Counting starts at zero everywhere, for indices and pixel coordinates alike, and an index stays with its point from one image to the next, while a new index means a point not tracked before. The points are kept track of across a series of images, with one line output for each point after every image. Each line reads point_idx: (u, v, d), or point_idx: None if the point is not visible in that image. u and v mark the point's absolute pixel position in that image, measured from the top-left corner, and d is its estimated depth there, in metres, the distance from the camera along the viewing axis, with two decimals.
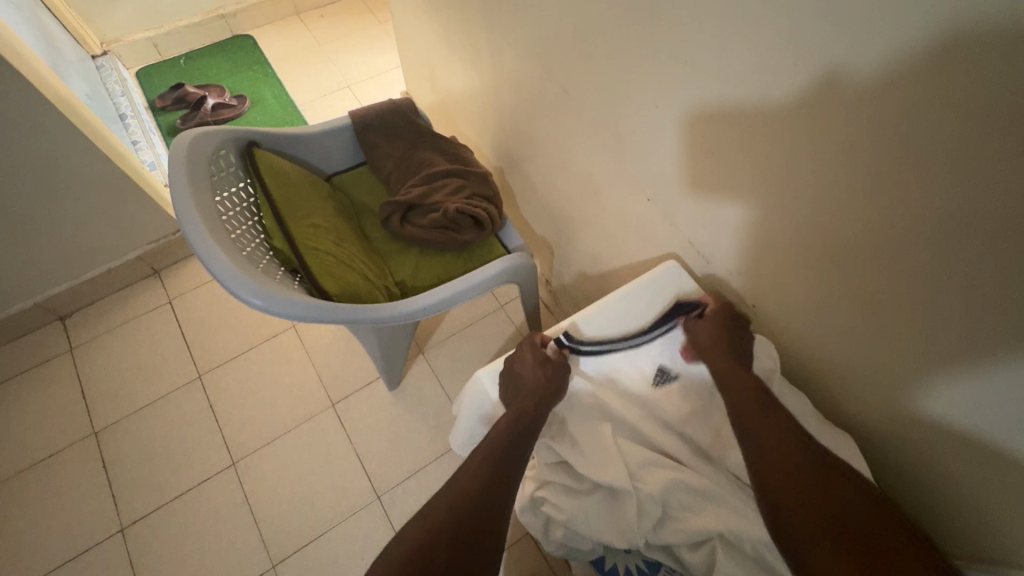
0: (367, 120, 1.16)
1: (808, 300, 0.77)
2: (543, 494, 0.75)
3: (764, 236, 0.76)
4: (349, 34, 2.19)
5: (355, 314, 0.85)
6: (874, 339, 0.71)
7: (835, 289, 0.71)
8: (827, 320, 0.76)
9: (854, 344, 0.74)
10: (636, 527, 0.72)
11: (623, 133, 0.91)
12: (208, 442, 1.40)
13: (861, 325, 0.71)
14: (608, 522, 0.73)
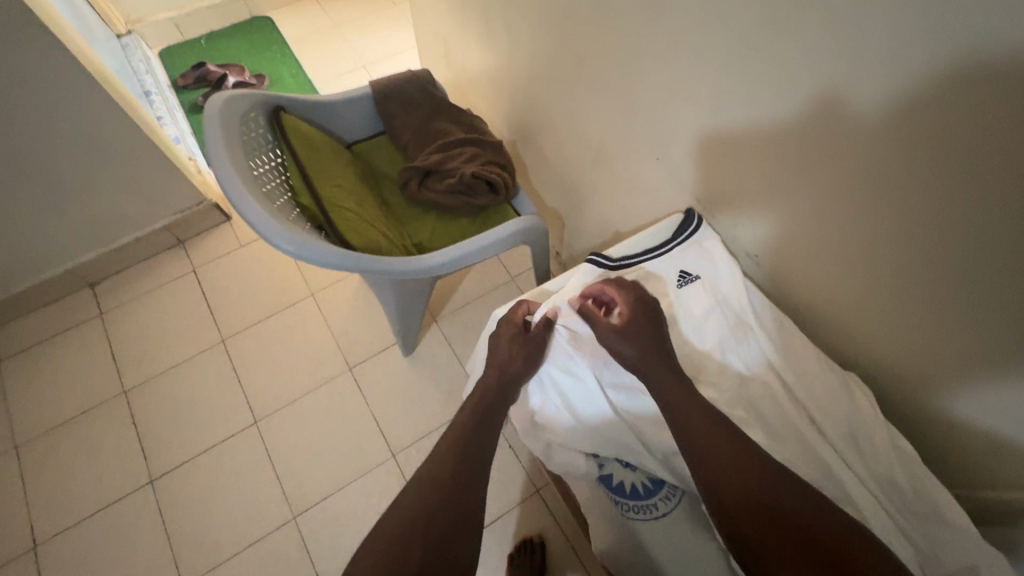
0: (386, 90, 1.21)
1: (840, 281, 0.77)
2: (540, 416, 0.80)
3: (797, 213, 0.76)
4: (365, 16, 2.23)
5: (378, 265, 0.90)
6: (909, 324, 0.71)
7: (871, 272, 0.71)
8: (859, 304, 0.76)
9: (887, 328, 0.74)
10: (625, 432, 0.77)
11: (633, 97, 0.94)
12: (232, 403, 1.47)
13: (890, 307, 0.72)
14: (604, 430, 0.78)
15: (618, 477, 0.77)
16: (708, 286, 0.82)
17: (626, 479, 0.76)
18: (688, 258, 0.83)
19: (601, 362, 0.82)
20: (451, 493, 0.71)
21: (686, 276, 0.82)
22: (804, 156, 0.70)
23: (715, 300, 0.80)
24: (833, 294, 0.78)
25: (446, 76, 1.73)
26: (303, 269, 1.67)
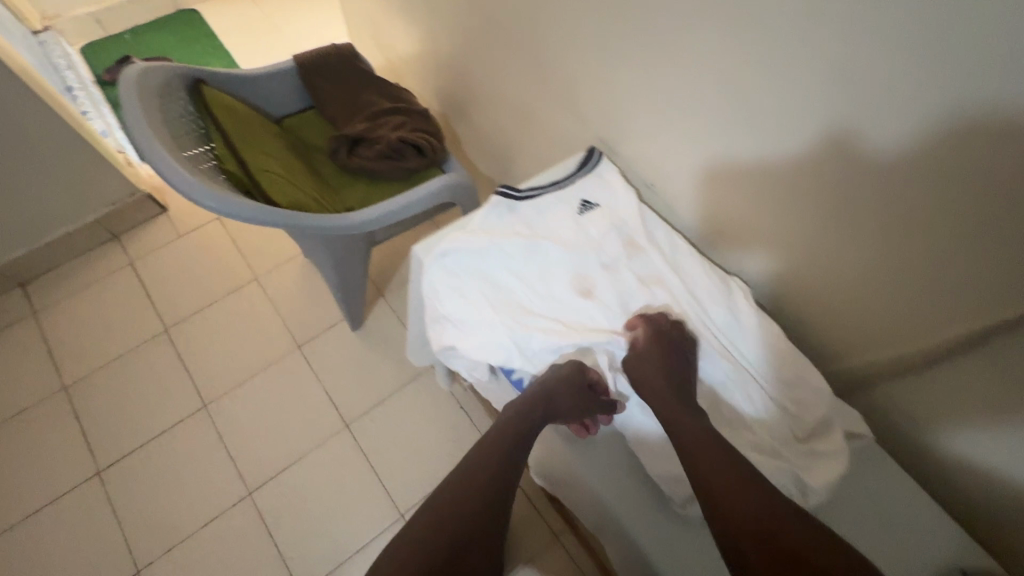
0: (310, 63, 1.23)
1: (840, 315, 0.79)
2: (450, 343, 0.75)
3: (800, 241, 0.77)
4: (297, 6, 2.23)
5: (304, 222, 0.96)
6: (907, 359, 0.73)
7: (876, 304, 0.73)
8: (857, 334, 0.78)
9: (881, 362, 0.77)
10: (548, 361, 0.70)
11: (542, 50, 1.00)
12: (179, 390, 1.46)
13: (894, 343, 0.74)
14: (491, 334, 0.72)
15: (525, 376, 0.71)
16: (607, 212, 0.82)
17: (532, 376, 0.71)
18: (588, 188, 0.84)
19: (519, 293, 0.75)
20: (464, 536, 0.67)
21: (586, 204, 0.82)
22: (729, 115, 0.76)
23: (611, 222, 0.81)
24: (715, 214, 0.88)
25: (376, 57, 1.76)
26: (245, 254, 1.67)
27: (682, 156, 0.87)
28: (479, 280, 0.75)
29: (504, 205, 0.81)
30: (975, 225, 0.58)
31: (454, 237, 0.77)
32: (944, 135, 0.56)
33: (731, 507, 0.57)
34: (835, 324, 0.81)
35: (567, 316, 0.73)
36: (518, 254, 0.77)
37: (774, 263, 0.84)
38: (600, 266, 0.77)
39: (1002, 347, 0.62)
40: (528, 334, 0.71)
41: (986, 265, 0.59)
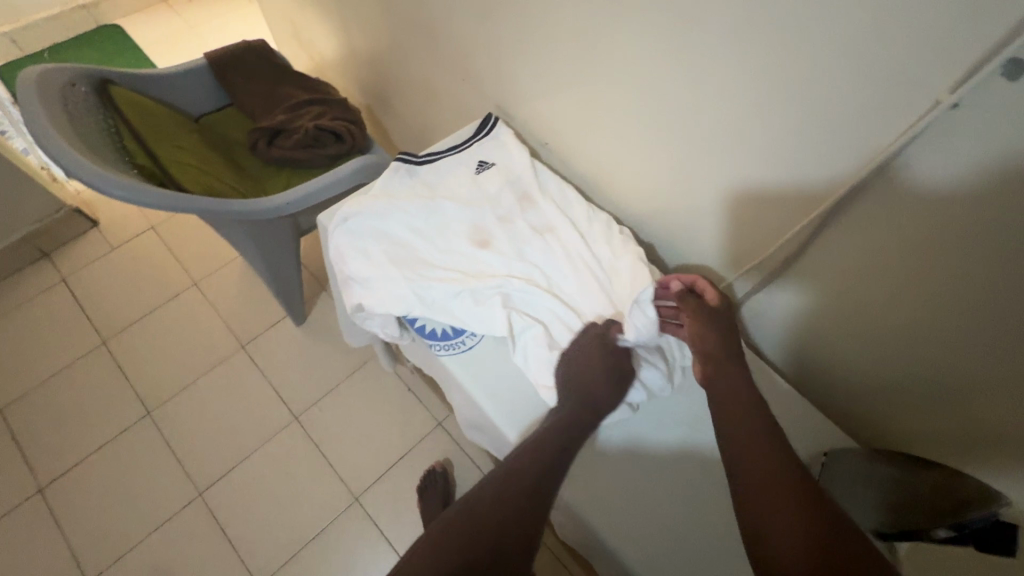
0: (223, 61, 1.26)
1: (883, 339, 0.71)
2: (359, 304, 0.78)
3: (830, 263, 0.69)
4: (221, 14, 2.23)
5: (218, 208, 1.00)
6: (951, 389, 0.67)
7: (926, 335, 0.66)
8: (897, 359, 0.71)
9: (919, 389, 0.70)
10: (449, 309, 0.75)
11: (437, 29, 1.05)
12: (122, 400, 1.45)
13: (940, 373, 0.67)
14: (395, 289, 0.76)
15: (429, 323, 0.76)
16: (503, 169, 0.87)
17: (436, 322, 0.76)
18: (486, 150, 0.89)
19: (420, 251, 0.79)
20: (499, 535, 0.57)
21: (483, 164, 0.88)
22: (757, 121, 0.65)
23: (507, 179, 0.86)
24: (594, 163, 0.91)
25: (299, 57, 1.78)
26: (182, 261, 1.66)
27: (558, 109, 0.90)
28: (382, 241, 0.80)
29: (404, 169, 0.85)
30: (777, 137, 0.64)
31: (355, 202, 0.81)
32: (735, 63, 0.62)
33: (757, 474, 0.54)
34: (706, 256, 0.85)
35: (465, 267, 0.78)
36: (417, 214, 0.81)
37: (649, 204, 0.87)
38: (496, 219, 0.82)
39: (824, 246, 0.69)
40: (429, 285, 0.75)
41: (792, 174, 0.65)
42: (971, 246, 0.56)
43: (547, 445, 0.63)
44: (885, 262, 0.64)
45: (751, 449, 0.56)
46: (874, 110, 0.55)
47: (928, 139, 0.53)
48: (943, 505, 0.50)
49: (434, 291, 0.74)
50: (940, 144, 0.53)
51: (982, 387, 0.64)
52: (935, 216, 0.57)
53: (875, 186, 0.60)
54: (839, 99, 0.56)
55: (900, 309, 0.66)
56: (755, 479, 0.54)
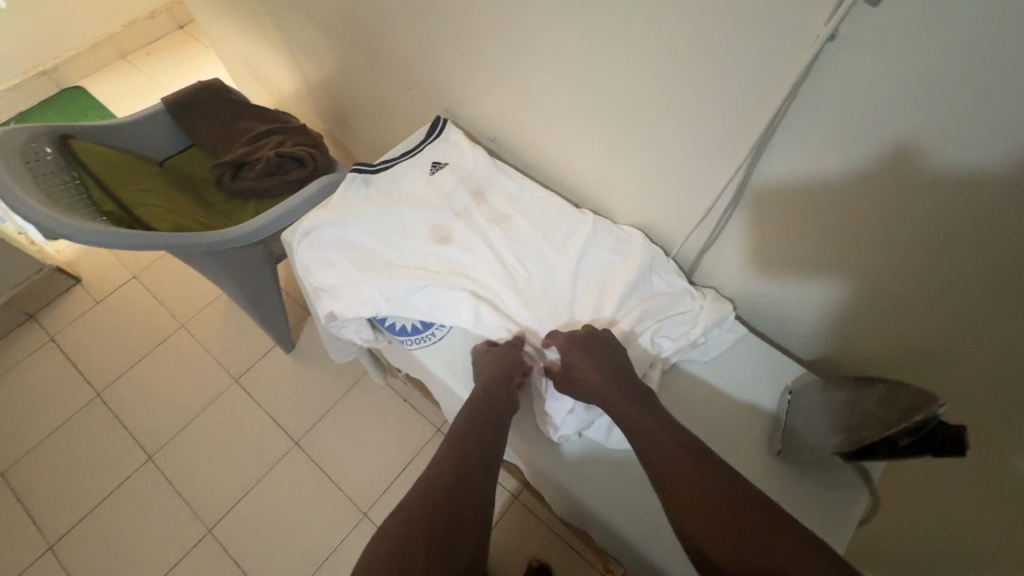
0: (179, 103, 1.30)
1: (884, 309, 0.67)
2: (330, 309, 0.80)
3: (824, 230, 0.67)
4: (179, 63, 2.27)
5: (187, 241, 1.03)
6: (967, 355, 0.62)
7: (925, 298, 0.63)
8: (900, 326, 0.67)
9: (936, 358, 0.66)
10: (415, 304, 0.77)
11: (378, 46, 1.09)
12: (122, 449, 1.46)
13: (949, 335, 0.63)
14: (361, 293, 0.78)
15: (398, 321, 0.79)
16: (456, 167, 0.90)
17: (402, 319, 0.78)
18: (438, 152, 0.92)
19: (382, 254, 0.82)
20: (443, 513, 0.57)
21: (437, 166, 0.90)
22: (697, 94, 0.66)
23: (460, 177, 0.89)
24: (542, 148, 0.93)
25: (258, 92, 1.81)
26: (168, 306, 1.68)
27: (500, 101, 0.93)
28: (345, 250, 0.82)
29: (359, 179, 0.88)
30: (697, 93, 0.66)
31: (316, 215, 0.84)
32: (644, 29, 0.65)
33: (687, 490, 0.56)
34: (654, 226, 0.87)
35: (430, 263, 0.80)
36: (377, 219, 0.84)
37: (594, 181, 0.90)
38: (453, 215, 0.85)
39: (757, 193, 0.70)
40: (390, 282, 0.77)
41: (714, 131, 0.68)
42: (878, 170, 0.57)
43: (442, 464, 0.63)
44: (811, 201, 0.65)
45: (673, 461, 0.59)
46: (773, 51, 0.57)
47: (818, 75, 0.55)
48: (889, 417, 0.52)
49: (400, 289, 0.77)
50: (831, 80, 0.55)
51: (916, 311, 0.64)
52: (838, 151, 0.59)
53: (784, 129, 0.62)
54: (740, 50, 0.59)
55: (834, 245, 0.67)
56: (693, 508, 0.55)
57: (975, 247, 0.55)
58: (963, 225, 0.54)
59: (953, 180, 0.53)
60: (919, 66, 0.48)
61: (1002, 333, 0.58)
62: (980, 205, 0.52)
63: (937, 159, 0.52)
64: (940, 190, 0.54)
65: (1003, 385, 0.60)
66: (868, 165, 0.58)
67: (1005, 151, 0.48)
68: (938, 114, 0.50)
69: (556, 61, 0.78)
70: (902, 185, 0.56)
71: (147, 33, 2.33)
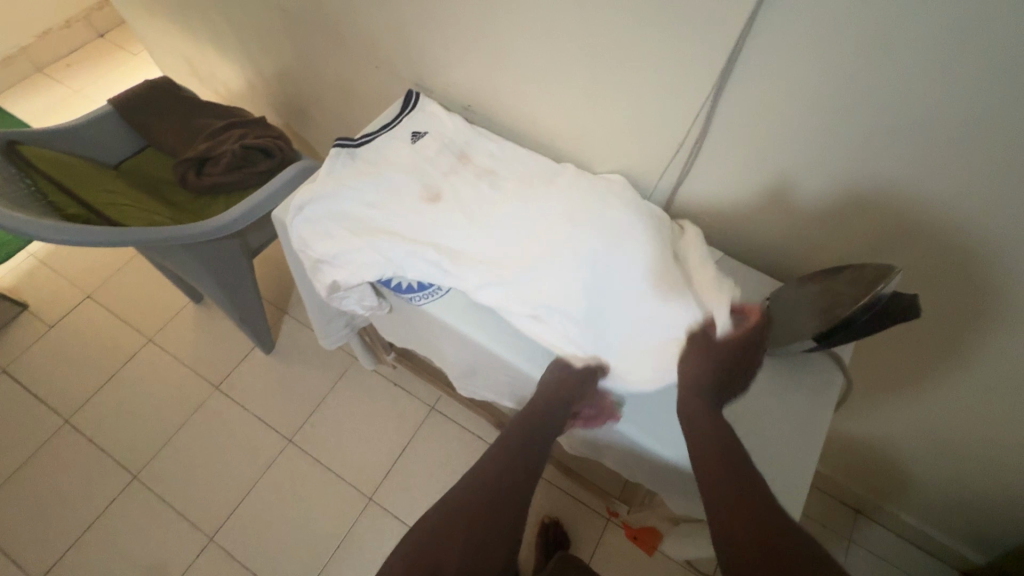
0: (128, 104, 1.25)
1: (838, 215, 0.77)
2: (332, 278, 0.82)
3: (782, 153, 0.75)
4: (105, 71, 2.15)
5: (165, 236, 1.01)
6: (914, 241, 0.72)
7: (873, 198, 0.72)
8: (855, 228, 0.77)
9: (888, 251, 0.76)
10: (414, 261, 0.79)
11: (339, 27, 1.10)
12: (103, 472, 1.39)
13: (896, 228, 0.73)
14: (361, 257, 0.80)
15: (400, 280, 0.82)
16: (437, 134, 0.93)
17: (405, 279, 0.81)
18: (416, 122, 0.95)
19: (375, 219, 0.84)
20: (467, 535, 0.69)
21: (418, 134, 0.93)
22: (660, 34, 0.72)
23: (441, 143, 0.92)
24: (516, 111, 0.98)
25: (202, 93, 1.75)
26: (131, 321, 1.61)
27: (472, 67, 0.96)
28: (340, 220, 0.84)
29: (344, 154, 0.90)
30: (661, 37, 0.72)
31: (305, 191, 0.85)
32: None
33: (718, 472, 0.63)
34: (628, 174, 0.94)
35: (423, 219, 0.83)
36: (366, 187, 0.86)
37: (570, 138, 0.96)
38: (441, 176, 0.88)
39: (721, 126, 0.77)
40: (389, 243, 0.80)
41: (678, 71, 0.74)
42: (825, 88, 0.65)
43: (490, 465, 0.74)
44: (769, 127, 0.73)
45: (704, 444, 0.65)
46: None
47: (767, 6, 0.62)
48: (857, 294, 0.61)
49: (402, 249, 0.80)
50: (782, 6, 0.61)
51: (865, 211, 0.74)
52: (788, 77, 0.67)
53: (742, 59, 0.68)
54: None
55: (794, 165, 0.75)
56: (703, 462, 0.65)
57: (907, 147, 0.64)
58: (901, 129, 0.63)
59: (891, 88, 0.60)
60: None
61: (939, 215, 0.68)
62: (914, 108, 0.60)
63: (876, 69, 0.60)
64: (879, 99, 0.62)
65: (942, 256, 0.71)
66: (818, 87, 0.65)
67: (932, 56, 0.56)
68: (876, 30, 0.57)
69: (527, 21, 0.83)
70: (850, 98, 0.64)
71: (65, 43, 2.19)
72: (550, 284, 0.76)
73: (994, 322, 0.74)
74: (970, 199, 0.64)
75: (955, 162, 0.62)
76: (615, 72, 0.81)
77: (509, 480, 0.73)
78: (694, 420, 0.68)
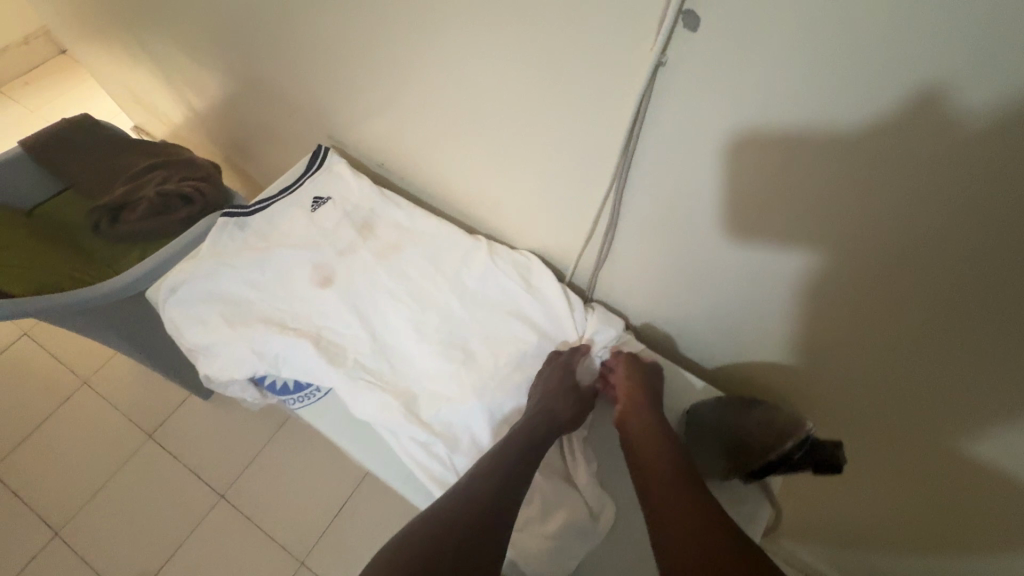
0: (42, 145, 1.18)
1: (770, 313, 0.67)
2: (206, 373, 0.73)
3: (703, 244, 0.66)
4: (61, 92, 2.08)
5: (48, 302, 0.93)
6: (856, 351, 0.63)
7: (803, 300, 0.62)
8: (789, 329, 0.67)
9: (829, 359, 0.66)
10: (292, 359, 0.71)
11: (255, 72, 1.02)
12: (23, 527, 1.32)
13: (832, 336, 0.63)
14: (235, 351, 0.72)
15: (277, 378, 0.73)
16: (342, 201, 0.84)
17: (280, 376, 0.72)
18: (320, 184, 0.85)
19: (257, 309, 0.75)
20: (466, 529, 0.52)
21: (319, 200, 0.84)
22: (563, 108, 0.64)
23: (344, 212, 0.83)
24: (431, 172, 0.89)
25: (148, 122, 1.68)
26: (67, 362, 1.54)
27: (381, 125, 0.88)
28: (218, 304, 0.75)
29: (232, 224, 0.80)
30: (565, 112, 0.64)
31: (180, 272, 0.77)
32: (500, 45, 0.63)
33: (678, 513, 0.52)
34: (549, 246, 0.85)
35: (310, 307, 0.75)
36: (252, 267, 0.77)
37: (487, 204, 0.86)
38: (336, 254, 0.79)
39: (633, 211, 0.69)
40: (264, 338, 0.71)
41: (586, 150, 0.66)
42: (739, 178, 0.56)
43: (496, 460, 0.60)
44: (686, 213, 0.64)
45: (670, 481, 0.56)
46: (625, 62, 0.55)
47: (664, 83, 0.54)
48: (768, 445, 0.55)
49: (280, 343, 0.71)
50: (678, 84, 0.53)
51: (800, 316, 0.64)
52: (699, 167, 0.58)
53: (647, 136, 0.60)
54: (592, 68, 0.58)
55: (717, 257, 0.66)
56: (671, 520, 0.51)
57: (829, 252, 0.56)
58: (828, 226, 0.54)
59: (809, 181, 0.52)
60: (759, 79, 0.48)
61: (878, 328, 0.58)
62: (835, 205, 0.52)
63: (790, 162, 0.52)
64: (797, 193, 0.53)
65: (888, 372, 0.62)
66: (731, 174, 0.57)
67: (846, 148, 0.48)
68: (785, 118, 0.49)
69: (428, 84, 0.75)
70: (766, 189, 0.55)
71: (22, 63, 2.13)
72: (441, 401, 0.68)
73: (944, 452, 0.64)
74: (914, 317, 0.55)
75: (888, 267, 0.53)
76: (524, 143, 0.72)
77: (512, 469, 0.59)
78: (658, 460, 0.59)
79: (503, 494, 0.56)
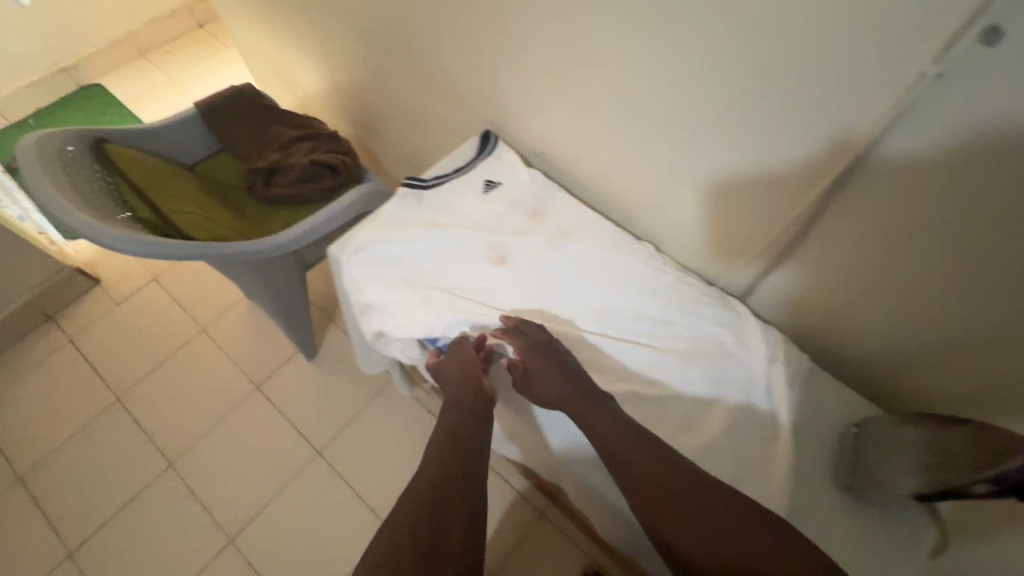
0: (211, 108, 1.29)
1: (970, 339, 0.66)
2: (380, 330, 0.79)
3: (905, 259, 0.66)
4: (199, 62, 2.25)
5: (223, 251, 1.02)
6: None
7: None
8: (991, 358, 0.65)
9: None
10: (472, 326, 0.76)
11: (420, 57, 1.08)
12: (143, 454, 1.44)
13: None
14: (414, 312, 0.77)
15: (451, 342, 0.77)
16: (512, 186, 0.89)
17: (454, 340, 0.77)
18: (491, 169, 0.91)
19: (436, 277, 0.81)
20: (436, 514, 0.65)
21: (490, 184, 0.89)
22: (781, 113, 0.65)
23: (513, 200, 0.87)
24: (592, 165, 0.92)
25: (283, 96, 1.80)
26: (189, 309, 1.67)
27: (550, 117, 0.92)
28: (397, 267, 0.81)
29: (411, 195, 0.87)
30: (778, 120, 0.66)
31: (365, 232, 0.82)
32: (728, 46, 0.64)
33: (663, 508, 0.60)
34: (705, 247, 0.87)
35: (489, 281, 0.80)
36: (429, 237, 0.82)
37: (646, 201, 0.89)
38: (510, 235, 0.83)
39: (834, 220, 0.69)
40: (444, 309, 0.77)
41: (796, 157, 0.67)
42: (988, 192, 0.55)
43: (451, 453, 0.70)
44: (904, 224, 0.64)
45: (655, 478, 0.62)
46: (884, 67, 0.55)
47: (932, 88, 0.54)
48: (983, 460, 0.52)
49: (458, 309, 0.77)
50: (948, 88, 0.53)
51: (1000, 350, 0.64)
52: (941, 175, 0.58)
53: (888, 140, 0.59)
54: (836, 75, 0.58)
55: (914, 275, 0.66)
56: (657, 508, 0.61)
57: None
58: None
59: None
60: None
61: None
62: None
63: None
64: None
65: None
66: (978, 188, 0.56)
67: None
68: None
69: (620, 81, 0.77)
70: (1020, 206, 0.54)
71: (168, 32, 2.32)
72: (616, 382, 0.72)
73: None
74: None
75: None
76: (714, 146, 0.74)
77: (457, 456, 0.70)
78: (613, 444, 0.65)
79: (457, 477, 0.68)
